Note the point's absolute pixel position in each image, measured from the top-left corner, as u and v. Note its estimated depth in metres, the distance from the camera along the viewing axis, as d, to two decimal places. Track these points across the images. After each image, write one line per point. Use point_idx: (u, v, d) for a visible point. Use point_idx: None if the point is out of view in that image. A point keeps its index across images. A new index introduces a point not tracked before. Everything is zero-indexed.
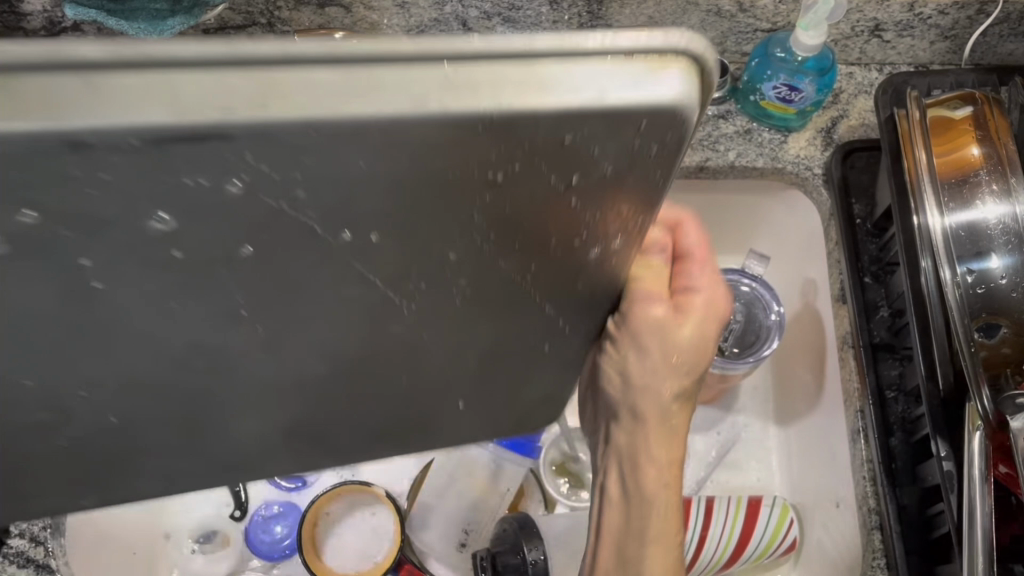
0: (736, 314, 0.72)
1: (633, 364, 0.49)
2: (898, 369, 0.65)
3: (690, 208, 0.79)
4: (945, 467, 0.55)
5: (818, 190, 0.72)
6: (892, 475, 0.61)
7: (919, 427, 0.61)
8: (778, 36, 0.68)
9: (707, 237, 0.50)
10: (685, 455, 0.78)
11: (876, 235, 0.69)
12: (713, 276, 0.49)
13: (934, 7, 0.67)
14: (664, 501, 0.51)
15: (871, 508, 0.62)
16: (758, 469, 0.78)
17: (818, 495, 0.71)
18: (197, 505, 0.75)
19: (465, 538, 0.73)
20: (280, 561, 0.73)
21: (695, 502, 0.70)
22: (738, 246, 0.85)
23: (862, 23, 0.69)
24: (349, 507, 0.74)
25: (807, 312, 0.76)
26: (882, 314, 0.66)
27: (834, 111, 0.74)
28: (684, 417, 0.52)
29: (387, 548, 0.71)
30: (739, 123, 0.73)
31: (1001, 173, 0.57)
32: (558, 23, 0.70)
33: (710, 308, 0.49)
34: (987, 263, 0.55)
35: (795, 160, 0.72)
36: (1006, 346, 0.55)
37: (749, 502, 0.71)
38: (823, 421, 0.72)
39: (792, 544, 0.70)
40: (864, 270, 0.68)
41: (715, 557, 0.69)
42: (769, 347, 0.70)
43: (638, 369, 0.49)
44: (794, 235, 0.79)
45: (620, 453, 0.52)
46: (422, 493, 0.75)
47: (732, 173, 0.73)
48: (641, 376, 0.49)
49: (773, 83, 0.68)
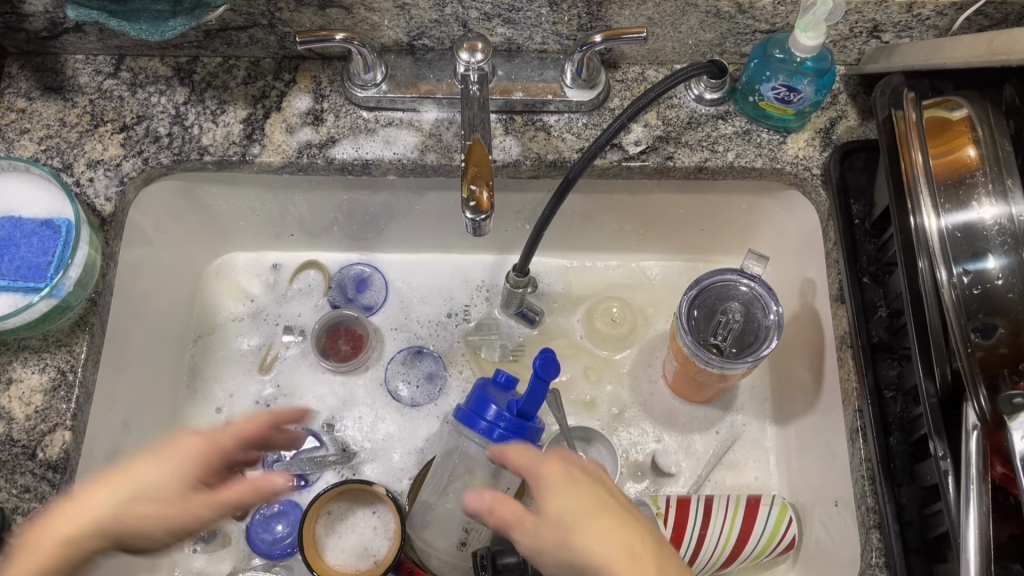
0: (735, 314, 0.72)
1: (935, 134, 0.60)
2: (897, 369, 0.65)
3: (689, 207, 0.80)
4: (943, 467, 0.56)
5: (817, 190, 0.72)
6: (892, 474, 0.62)
7: (917, 427, 0.62)
8: (778, 37, 0.68)
9: (930, 104, 0.62)
10: (684, 453, 0.78)
11: (874, 235, 0.69)
12: (937, 116, 0.61)
13: (932, 8, 0.67)
14: (982, 175, 0.57)
15: (870, 507, 0.63)
16: (756, 469, 0.78)
17: (818, 494, 0.72)
18: None
19: (465, 537, 0.73)
20: (280, 559, 0.74)
21: (694, 500, 0.72)
22: (739, 247, 0.85)
23: (861, 24, 0.69)
24: (350, 503, 0.75)
25: (807, 312, 0.76)
26: (881, 314, 0.67)
27: (834, 111, 0.74)
28: (982, 153, 0.58)
29: (386, 548, 0.73)
30: (739, 124, 0.74)
31: (989, 167, 0.57)
32: (558, 24, 0.70)
33: (968, 140, 0.59)
34: (984, 263, 0.56)
35: (793, 160, 0.72)
36: (1003, 345, 0.55)
37: (749, 501, 0.72)
38: (822, 420, 0.72)
39: (791, 542, 0.71)
40: (863, 271, 0.68)
41: (715, 556, 0.69)
42: (768, 347, 0.69)
43: (951, 132, 0.60)
44: (793, 235, 0.79)
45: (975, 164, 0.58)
46: (422, 493, 0.74)
47: (731, 174, 0.74)
48: (960, 138, 0.59)
49: (772, 84, 0.68)
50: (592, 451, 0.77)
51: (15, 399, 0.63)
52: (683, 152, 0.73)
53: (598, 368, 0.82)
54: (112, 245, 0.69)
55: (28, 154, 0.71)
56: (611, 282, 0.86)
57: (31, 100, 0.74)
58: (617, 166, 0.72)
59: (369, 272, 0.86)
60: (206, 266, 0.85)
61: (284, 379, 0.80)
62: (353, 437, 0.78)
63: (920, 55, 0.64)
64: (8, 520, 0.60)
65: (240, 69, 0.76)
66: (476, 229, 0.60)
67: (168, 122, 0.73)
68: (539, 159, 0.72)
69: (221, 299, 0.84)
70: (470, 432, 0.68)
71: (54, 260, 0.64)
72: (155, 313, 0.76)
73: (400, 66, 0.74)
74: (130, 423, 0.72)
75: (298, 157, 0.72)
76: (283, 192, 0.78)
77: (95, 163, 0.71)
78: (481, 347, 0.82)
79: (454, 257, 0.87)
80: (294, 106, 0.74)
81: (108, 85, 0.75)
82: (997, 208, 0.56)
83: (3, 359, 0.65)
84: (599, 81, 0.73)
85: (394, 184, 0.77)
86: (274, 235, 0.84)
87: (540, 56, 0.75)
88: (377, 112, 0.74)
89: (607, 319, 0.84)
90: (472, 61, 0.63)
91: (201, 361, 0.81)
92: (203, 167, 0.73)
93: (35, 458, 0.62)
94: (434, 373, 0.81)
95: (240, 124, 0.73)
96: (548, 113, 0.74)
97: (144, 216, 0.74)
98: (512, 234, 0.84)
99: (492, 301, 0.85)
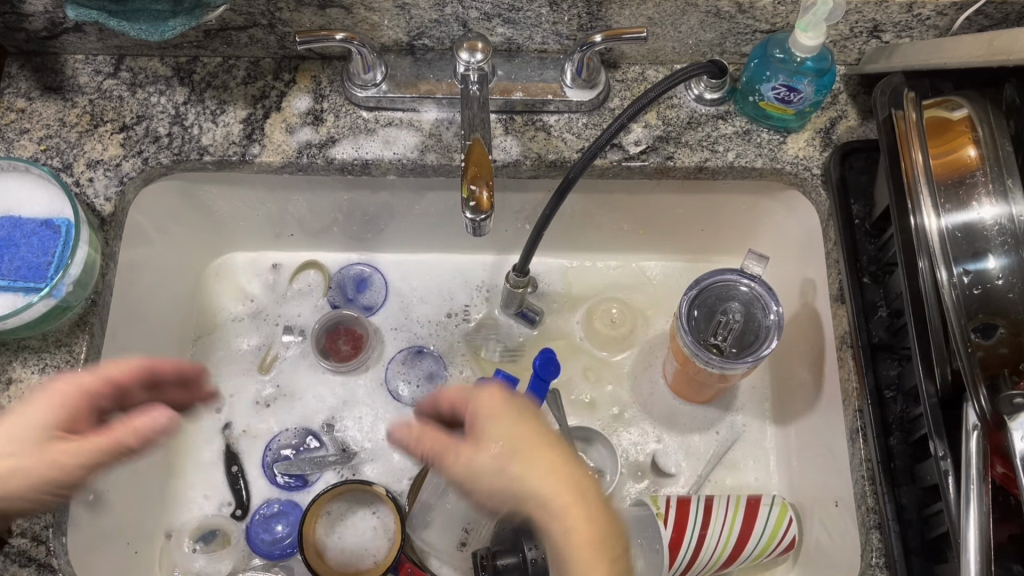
0: (735, 314, 0.72)
1: (935, 134, 0.60)
2: (897, 369, 0.65)
3: (690, 207, 0.80)
4: (943, 467, 0.56)
5: (818, 190, 0.72)
6: (892, 474, 0.62)
7: (917, 428, 0.62)
8: (778, 37, 0.68)
9: (930, 104, 0.62)
10: (684, 454, 0.78)
11: (875, 235, 0.69)
12: (937, 117, 0.61)
13: (933, 8, 0.67)
14: (981, 176, 0.57)
15: (870, 507, 0.62)
16: (756, 469, 0.78)
17: (818, 494, 0.72)
18: (197, 506, 0.76)
19: (466, 537, 0.73)
20: (280, 559, 0.74)
21: (694, 500, 0.71)
22: (739, 247, 0.85)
23: (861, 24, 0.69)
24: (349, 504, 0.75)
25: (807, 312, 0.76)
26: (881, 314, 0.67)
27: (834, 111, 0.74)
28: (983, 154, 0.58)
29: (386, 548, 0.73)
30: (739, 123, 0.74)
31: (990, 167, 0.57)
32: (557, 24, 0.70)
33: (967, 141, 0.59)
34: (984, 263, 0.56)
35: (794, 160, 0.72)
36: (1004, 345, 0.55)
37: (749, 501, 0.72)
38: (822, 421, 0.72)
39: (791, 542, 0.71)
40: (863, 271, 0.68)
41: (715, 556, 0.69)
42: (768, 347, 0.69)
43: (951, 133, 0.60)
44: (793, 236, 0.79)
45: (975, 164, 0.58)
46: (422, 493, 0.74)
47: (732, 174, 0.74)
48: (960, 139, 0.59)
49: (772, 84, 0.68)
50: (592, 452, 0.77)
51: (15, 399, 0.63)
52: (683, 152, 0.73)
53: (598, 369, 0.82)
54: (112, 245, 0.69)
55: (28, 154, 0.71)
56: (611, 283, 0.86)
57: (31, 100, 0.74)
58: (617, 166, 0.72)
59: (369, 272, 0.86)
60: (206, 266, 0.85)
61: (284, 379, 0.80)
62: (353, 437, 0.78)
63: (922, 55, 0.64)
64: (8, 520, 0.60)
65: (240, 69, 0.76)
66: (477, 229, 0.60)
67: (168, 122, 0.73)
68: (540, 159, 0.72)
69: (221, 299, 0.84)
70: None
71: (57, 259, 0.64)
72: (155, 314, 0.76)
73: (400, 66, 0.74)
74: None
75: (298, 157, 0.72)
76: (283, 192, 0.78)
77: (95, 163, 0.71)
78: (481, 347, 0.82)
79: (454, 258, 0.87)
80: (294, 105, 0.74)
81: (107, 85, 0.75)
82: (997, 209, 0.56)
83: (3, 359, 0.65)
84: (599, 81, 0.73)
85: (394, 184, 0.77)
86: (274, 235, 0.84)
87: (540, 56, 0.74)
88: (377, 112, 0.74)
89: (607, 320, 0.84)
90: (472, 61, 0.63)
91: (201, 361, 0.81)
92: (203, 167, 0.73)
93: None
94: (434, 373, 0.81)
95: (240, 124, 0.73)
96: (548, 113, 0.74)
97: (144, 216, 0.74)
98: (512, 234, 0.84)
99: (492, 301, 0.85)
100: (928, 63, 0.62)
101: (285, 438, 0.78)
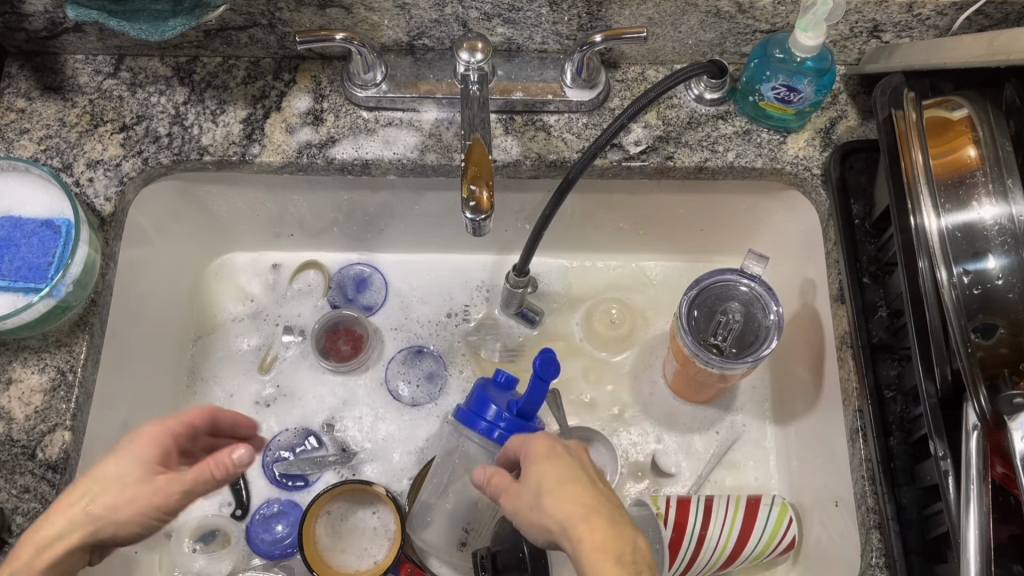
0: (735, 314, 0.72)
1: (935, 134, 0.60)
2: (897, 369, 0.65)
3: (691, 207, 0.80)
4: (943, 467, 0.56)
5: (817, 190, 0.72)
6: (892, 474, 0.62)
7: (917, 427, 0.62)
8: (778, 37, 0.68)
9: (930, 105, 0.62)
10: (684, 454, 0.78)
11: (875, 235, 0.69)
12: (936, 118, 0.61)
13: (932, 8, 0.67)
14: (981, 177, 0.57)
15: (870, 507, 0.62)
16: (756, 469, 0.78)
17: (818, 494, 0.72)
18: (197, 506, 0.76)
19: (465, 537, 0.73)
20: (281, 559, 0.74)
21: (694, 500, 0.71)
22: (739, 247, 0.85)
23: (861, 24, 0.69)
24: (350, 504, 0.75)
25: (807, 313, 0.76)
26: (881, 314, 0.67)
27: (834, 111, 0.74)
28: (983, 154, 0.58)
29: (387, 548, 0.73)
30: (739, 123, 0.74)
31: (989, 167, 0.58)
32: (557, 24, 0.70)
33: (966, 142, 0.59)
34: (984, 263, 0.56)
35: (794, 160, 0.72)
36: (1004, 345, 0.55)
37: (749, 501, 0.72)
38: (822, 420, 0.72)
39: (791, 542, 0.71)
40: (863, 271, 0.68)
41: (715, 556, 0.69)
42: (768, 347, 0.69)
43: (951, 133, 0.60)
44: (793, 236, 0.79)
45: (975, 165, 0.58)
46: (422, 493, 0.74)
47: (732, 174, 0.74)
48: (960, 139, 0.59)
49: (772, 84, 0.68)
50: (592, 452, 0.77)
51: (15, 399, 0.63)
52: (683, 152, 0.73)
53: (598, 369, 0.82)
54: (112, 245, 0.69)
55: (28, 154, 0.71)
56: (611, 283, 0.86)
57: (31, 100, 0.74)
58: (618, 166, 0.72)
59: (369, 272, 0.86)
60: (206, 266, 0.85)
61: (284, 379, 0.80)
62: (353, 437, 0.78)
63: (921, 57, 0.64)
64: (8, 519, 0.60)
65: (240, 69, 0.76)
66: (477, 228, 0.60)
67: (168, 122, 0.73)
68: (540, 159, 0.72)
69: (221, 298, 0.84)
70: (469, 433, 0.68)
71: (57, 259, 0.64)
72: (155, 314, 0.76)
73: (400, 66, 0.74)
74: (129, 423, 0.72)
75: (298, 157, 0.72)
76: (284, 192, 0.78)
77: (95, 163, 0.71)
78: (481, 347, 0.82)
79: (453, 258, 0.87)
80: (294, 105, 0.74)
81: (107, 85, 0.74)
82: (997, 210, 0.56)
83: (2, 359, 0.65)
84: (599, 81, 0.73)
85: (394, 184, 0.77)
86: (274, 235, 0.84)
87: (540, 56, 0.74)
88: (376, 112, 0.74)
89: (607, 320, 0.84)
90: (472, 61, 0.63)
91: (201, 361, 0.81)
92: (203, 167, 0.73)
93: (35, 458, 0.61)
94: (434, 373, 0.81)
95: (240, 124, 0.73)
96: (548, 113, 0.74)
97: (144, 216, 0.74)
98: (512, 234, 0.84)
99: (492, 301, 0.85)
100: (927, 63, 0.62)
101: (285, 438, 0.78)
